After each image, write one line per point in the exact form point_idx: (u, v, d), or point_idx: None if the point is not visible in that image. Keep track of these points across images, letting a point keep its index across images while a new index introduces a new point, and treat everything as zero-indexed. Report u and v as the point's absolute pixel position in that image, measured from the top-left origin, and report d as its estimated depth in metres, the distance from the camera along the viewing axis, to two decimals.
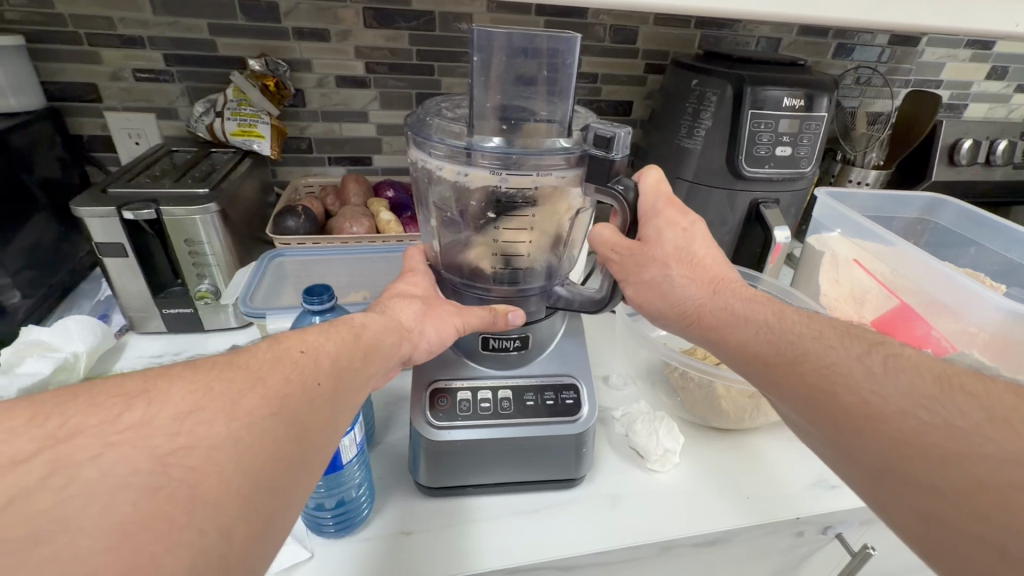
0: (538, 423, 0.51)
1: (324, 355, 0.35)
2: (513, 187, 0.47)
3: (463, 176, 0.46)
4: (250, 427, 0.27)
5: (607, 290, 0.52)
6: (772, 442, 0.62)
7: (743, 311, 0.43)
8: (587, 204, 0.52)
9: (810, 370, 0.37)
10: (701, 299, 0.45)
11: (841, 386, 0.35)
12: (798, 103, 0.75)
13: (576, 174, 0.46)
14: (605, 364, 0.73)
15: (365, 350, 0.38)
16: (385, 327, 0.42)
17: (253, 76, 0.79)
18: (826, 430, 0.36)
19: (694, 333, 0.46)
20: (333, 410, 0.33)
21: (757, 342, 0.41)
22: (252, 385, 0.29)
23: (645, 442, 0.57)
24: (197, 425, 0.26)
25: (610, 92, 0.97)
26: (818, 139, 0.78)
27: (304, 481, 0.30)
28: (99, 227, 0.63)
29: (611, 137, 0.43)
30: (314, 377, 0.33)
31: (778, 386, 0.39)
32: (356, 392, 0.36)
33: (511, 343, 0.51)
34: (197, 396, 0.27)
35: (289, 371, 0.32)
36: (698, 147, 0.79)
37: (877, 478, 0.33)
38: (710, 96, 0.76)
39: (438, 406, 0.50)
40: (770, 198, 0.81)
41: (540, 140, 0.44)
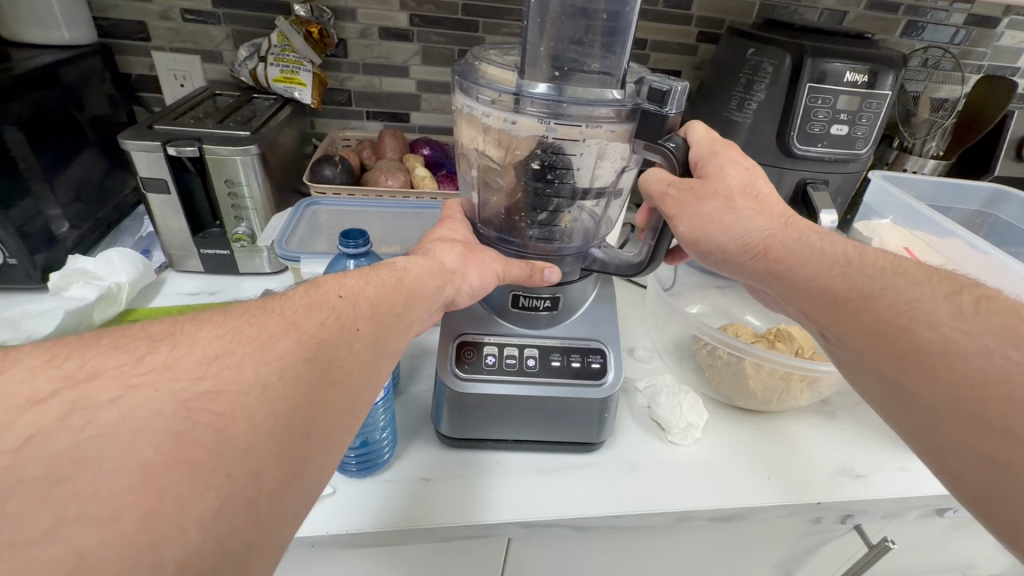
0: (563, 383, 0.50)
1: (365, 300, 0.35)
2: (561, 138, 0.45)
3: (509, 123, 0.45)
4: (282, 368, 0.28)
5: (645, 255, 0.51)
6: (798, 428, 0.61)
7: (818, 249, 0.42)
8: (636, 159, 0.50)
9: (884, 306, 0.37)
10: (769, 231, 0.44)
11: (920, 323, 0.35)
12: (860, 78, 0.71)
13: (625, 130, 0.45)
14: (631, 336, 0.72)
15: (408, 302, 0.38)
16: (422, 274, 0.41)
17: (297, 23, 0.78)
18: (891, 369, 0.36)
19: (755, 269, 0.44)
20: (370, 360, 0.33)
21: (831, 277, 0.40)
22: (285, 329, 0.30)
23: (668, 414, 0.57)
24: (231, 367, 0.27)
25: (658, 61, 0.93)
26: (878, 120, 0.74)
27: (341, 427, 0.30)
28: (144, 162, 0.64)
29: (666, 91, 0.41)
30: (348, 322, 0.33)
31: (844, 324, 0.39)
32: (396, 339, 0.36)
33: (541, 303, 0.51)
34: (230, 340, 0.28)
35: (324, 318, 0.32)
36: (749, 121, 0.75)
37: (939, 419, 0.33)
38: (766, 66, 0.73)
39: (463, 359, 0.50)
40: (818, 179, 0.77)
41: (591, 90, 0.42)
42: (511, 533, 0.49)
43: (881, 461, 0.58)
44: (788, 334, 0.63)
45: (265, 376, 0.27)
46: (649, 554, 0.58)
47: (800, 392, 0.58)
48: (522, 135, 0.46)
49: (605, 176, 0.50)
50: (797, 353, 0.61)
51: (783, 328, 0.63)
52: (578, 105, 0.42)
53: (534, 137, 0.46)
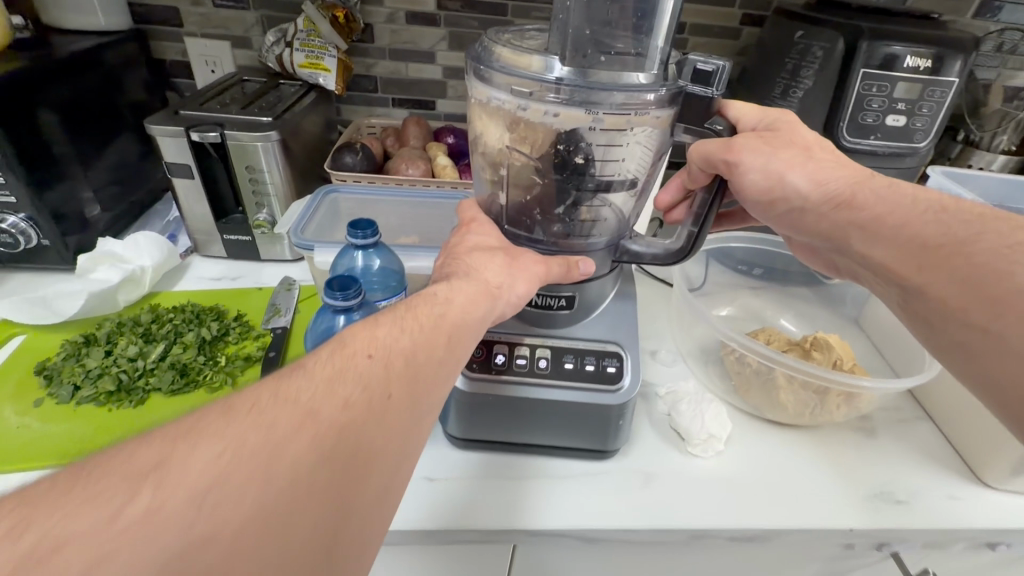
0: (576, 387, 0.48)
1: (393, 353, 0.33)
2: (608, 129, 0.44)
3: (551, 117, 0.43)
4: (310, 452, 0.27)
5: (684, 243, 0.50)
6: (832, 445, 0.57)
7: (906, 198, 0.38)
8: (666, 142, 0.48)
9: (980, 251, 0.33)
10: (855, 180, 0.41)
11: (1023, 266, 0.31)
12: (922, 63, 0.64)
13: (668, 115, 0.44)
14: (654, 338, 0.68)
15: (443, 355, 0.36)
16: (448, 323, 0.38)
17: (324, 7, 0.77)
18: (976, 313, 0.32)
19: (833, 220, 0.40)
20: (402, 422, 0.32)
21: (922, 224, 0.36)
22: (308, 402, 0.28)
23: (688, 424, 0.54)
24: (257, 455, 0.25)
25: (697, 45, 0.88)
26: (942, 109, 0.67)
27: (379, 492, 0.30)
28: (171, 147, 0.64)
29: (712, 73, 0.42)
30: (375, 388, 0.31)
31: (928, 272, 0.34)
32: (431, 392, 0.34)
33: (556, 302, 0.48)
34: (249, 420, 0.27)
35: (351, 384, 0.30)
36: (794, 110, 0.70)
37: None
38: (815, 50, 0.67)
39: (472, 357, 0.48)
40: (869, 174, 0.71)
41: (614, 74, 0.41)
42: (514, 539, 0.47)
43: (925, 487, 0.53)
44: (825, 343, 0.58)
45: (293, 462, 0.26)
46: (662, 568, 0.55)
47: (835, 407, 0.54)
48: (566, 128, 0.44)
49: (638, 164, 0.49)
50: (834, 364, 0.56)
51: (820, 336, 0.58)
52: (630, 91, 0.40)
53: (576, 130, 0.44)
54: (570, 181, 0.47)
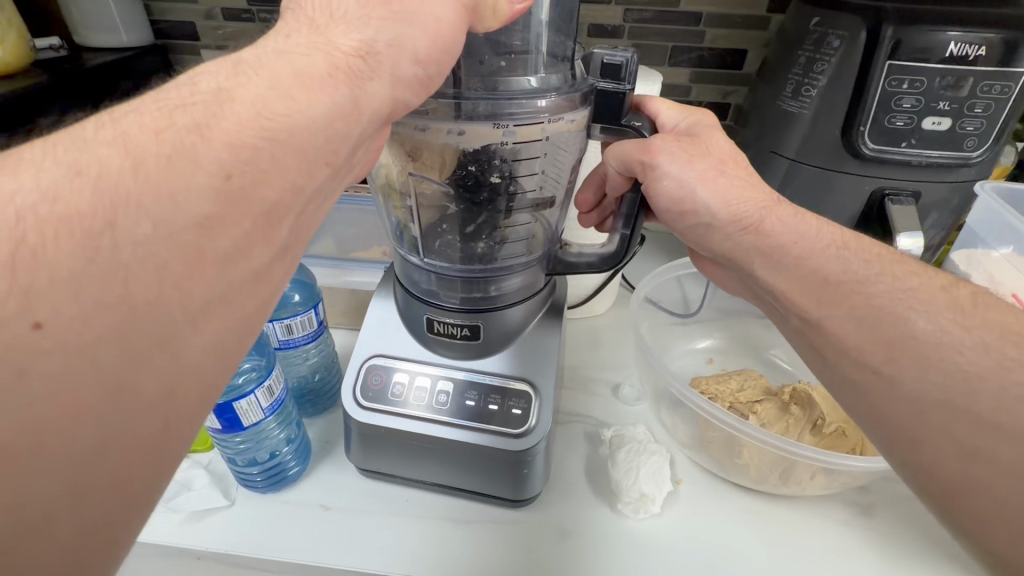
0: (474, 428, 0.43)
1: (349, 101, 0.27)
2: (522, 141, 0.38)
3: (456, 135, 0.37)
4: (228, 212, 0.23)
5: (617, 245, 0.44)
6: (808, 519, 0.47)
7: (810, 229, 0.37)
8: (585, 143, 0.43)
9: (878, 293, 0.32)
10: (765, 202, 0.38)
11: (914, 312, 0.31)
12: (974, 50, 0.51)
13: (585, 116, 0.38)
14: (621, 369, 0.61)
15: (428, 35, 0.30)
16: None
17: None
18: (873, 355, 0.31)
19: (740, 242, 0.37)
20: (351, 59, 0.28)
21: (824, 256, 0.35)
22: (231, 136, 0.23)
23: (620, 478, 0.47)
24: (174, 201, 0.22)
25: (715, 38, 0.77)
26: (1004, 108, 0.53)
27: (323, 150, 0.26)
28: None
29: (621, 65, 0.36)
30: (322, 63, 0.27)
31: (827, 304, 0.33)
32: (292, 182, 0.25)
33: (459, 331, 0.44)
34: (164, 146, 0.22)
35: (289, 89, 0.25)
36: (808, 112, 0.58)
37: (919, 412, 0.29)
38: (831, 40, 0.55)
39: (370, 385, 0.46)
40: (905, 189, 0.58)
41: (513, 87, 0.36)
42: None
43: None
44: (807, 397, 0.48)
45: (208, 218, 0.22)
46: None
47: (803, 475, 0.45)
48: (475, 146, 0.38)
49: (559, 170, 0.43)
50: (813, 424, 0.47)
51: (801, 388, 0.48)
52: (534, 95, 0.35)
53: (489, 145, 0.38)
54: (491, 199, 0.42)
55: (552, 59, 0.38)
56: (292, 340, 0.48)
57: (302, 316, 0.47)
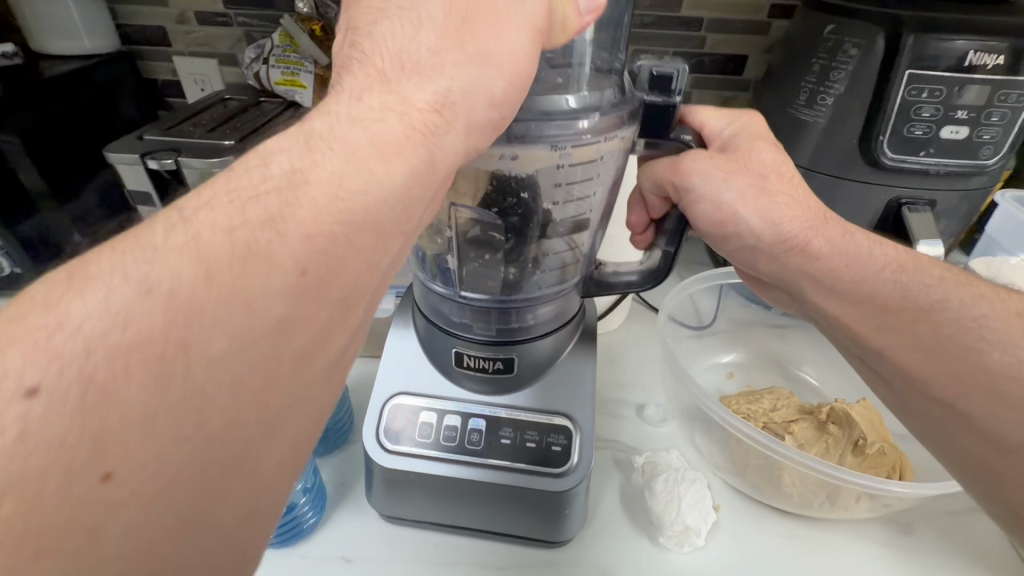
0: (511, 469, 0.40)
1: (427, 162, 0.25)
2: (575, 162, 0.36)
3: (508, 160, 0.35)
4: (304, 309, 0.22)
5: (658, 259, 0.42)
6: (851, 543, 0.45)
7: (863, 251, 0.37)
8: (623, 164, 0.41)
9: (946, 321, 0.33)
10: (813, 220, 0.38)
11: (987, 342, 0.32)
12: (991, 60, 0.51)
13: (632, 133, 0.36)
14: (644, 388, 0.59)
15: (506, 77, 0.27)
16: (494, 12, 0.27)
17: (301, 20, 0.72)
18: (940, 388, 0.33)
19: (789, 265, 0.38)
20: (428, 116, 0.25)
21: (882, 282, 0.35)
22: (307, 228, 0.22)
23: (661, 510, 0.44)
24: (251, 310, 0.21)
25: (717, 43, 0.76)
26: (1017, 116, 0.53)
27: (397, 221, 0.25)
28: (130, 174, 0.62)
29: (671, 76, 0.34)
30: (399, 123, 0.24)
31: (888, 334, 0.35)
32: (369, 265, 0.24)
33: (492, 364, 0.41)
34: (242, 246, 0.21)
35: (365, 162, 0.23)
36: (823, 120, 0.57)
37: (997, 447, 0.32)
38: (848, 48, 0.54)
39: (394, 426, 0.42)
40: (919, 197, 0.58)
41: (553, 106, 0.33)
42: None
43: None
44: (846, 416, 0.47)
45: (282, 320, 0.21)
46: None
47: (849, 500, 0.43)
48: (521, 172, 0.36)
49: (598, 192, 0.41)
50: (854, 445, 0.46)
51: (839, 407, 0.47)
52: (575, 117, 0.33)
53: (536, 170, 0.36)
54: (533, 224, 0.39)
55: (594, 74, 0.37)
56: None
57: None
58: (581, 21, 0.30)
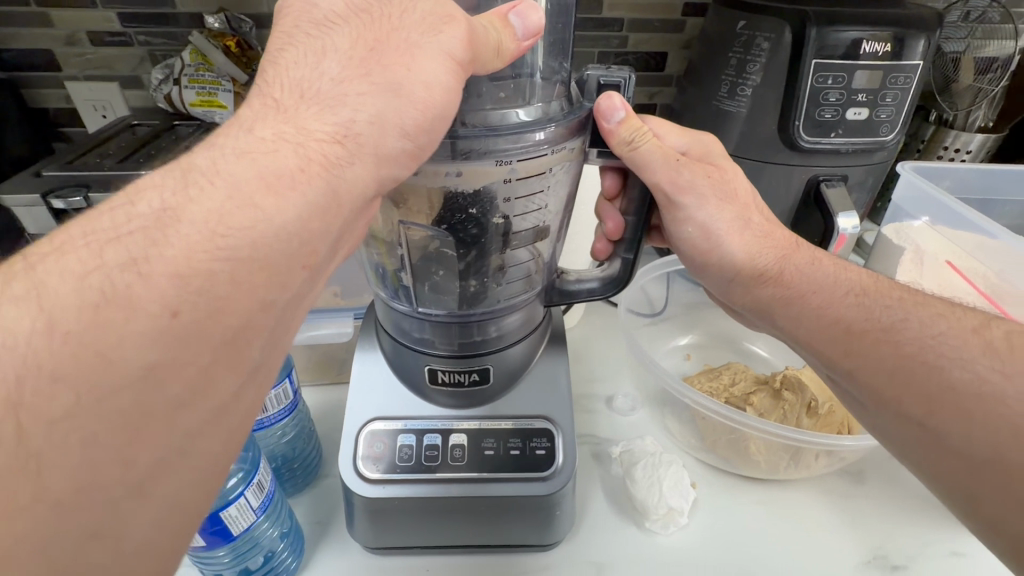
0: (499, 478, 0.40)
1: (327, 196, 0.26)
2: (522, 175, 0.36)
3: (454, 177, 0.34)
4: (184, 352, 0.21)
5: (619, 268, 0.44)
6: (816, 498, 0.49)
7: (829, 277, 0.40)
8: (577, 172, 0.41)
9: (910, 339, 0.34)
10: (783, 250, 0.41)
11: (948, 361, 0.32)
12: (881, 48, 0.56)
13: (580, 141, 0.37)
14: (611, 380, 0.60)
15: (418, 107, 0.28)
16: (404, 43, 0.28)
17: (213, 36, 0.68)
18: (914, 408, 0.33)
19: (763, 294, 0.41)
20: (327, 146, 0.26)
21: (845, 306, 0.37)
22: (179, 264, 0.21)
23: (644, 496, 0.46)
24: (110, 359, 0.20)
25: (639, 42, 0.80)
26: (906, 97, 0.60)
27: (289, 255, 0.25)
28: (29, 217, 0.56)
29: (616, 85, 0.36)
30: (296, 164, 0.25)
31: (855, 356, 0.36)
32: (259, 299, 0.24)
33: (467, 377, 0.41)
34: (209, 301, 0.22)
35: (250, 195, 0.24)
36: (745, 110, 0.61)
37: (970, 466, 0.30)
38: (760, 42, 0.59)
39: (373, 454, 0.40)
40: (834, 174, 0.64)
41: (498, 119, 0.33)
42: None
43: (922, 543, 0.46)
44: (797, 381, 0.51)
45: (153, 366, 0.21)
46: None
47: (811, 460, 0.47)
48: (471, 187, 0.35)
49: (556, 199, 0.41)
50: (809, 407, 0.49)
51: (790, 374, 0.51)
52: (532, 129, 0.33)
53: (489, 184, 0.36)
54: (490, 236, 0.39)
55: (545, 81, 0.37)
56: (268, 418, 0.42)
57: (278, 389, 0.41)
58: (519, 47, 0.33)
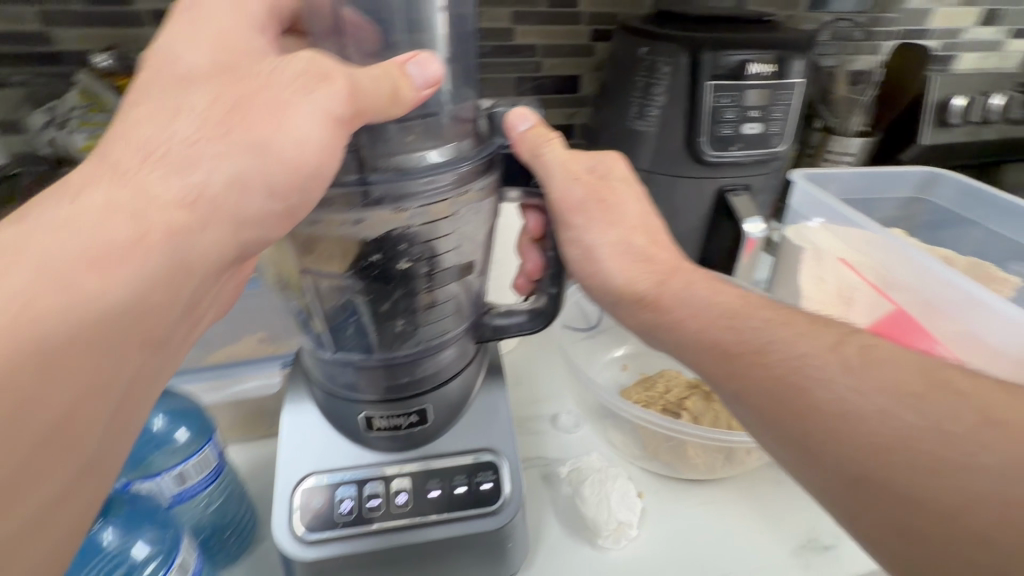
0: (445, 520, 0.39)
1: (171, 266, 0.27)
2: (427, 221, 0.37)
3: (352, 225, 0.35)
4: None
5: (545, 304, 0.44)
6: (751, 492, 0.52)
7: (704, 299, 0.38)
8: (494, 211, 0.42)
9: (777, 362, 0.32)
10: (662, 273, 0.40)
11: (814, 381, 0.30)
12: (766, 69, 0.62)
13: (491, 180, 0.37)
14: (552, 399, 0.61)
15: (285, 166, 0.30)
16: (271, 100, 0.30)
17: (101, 75, 0.63)
18: (792, 433, 0.31)
19: (642, 319, 0.39)
20: (172, 213, 0.27)
21: (719, 329, 0.35)
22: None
23: (594, 514, 0.46)
24: None
25: (552, 66, 0.83)
26: (792, 112, 0.66)
27: (124, 333, 0.26)
28: None
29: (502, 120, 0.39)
30: (131, 232, 0.25)
31: (735, 379, 0.34)
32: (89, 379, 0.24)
33: (405, 420, 0.40)
34: (27, 390, 0.22)
35: (75, 277, 0.24)
36: (654, 129, 0.65)
37: (846, 486, 0.29)
38: (661, 66, 0.63)
39: (310, 513, 0.38)
40: (739, 183, 0.69)
41: (414, 162, 0.33)
42: None
43: None
44: None
45: None
46: None
47: (743, 456, 0.50)
48: (376, 234, 0.36)
49: (471, 237, 0.42)
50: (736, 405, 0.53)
51: None
52: (447, 169, 0.33)
53: (393, 231, 0.37)
54: (399, 282, 0.40)
55: (455, 119, 0.37)
56: (188, 489, 0.38)
57: (197, 456, 0.38)
58: (418, 96, 0.34)
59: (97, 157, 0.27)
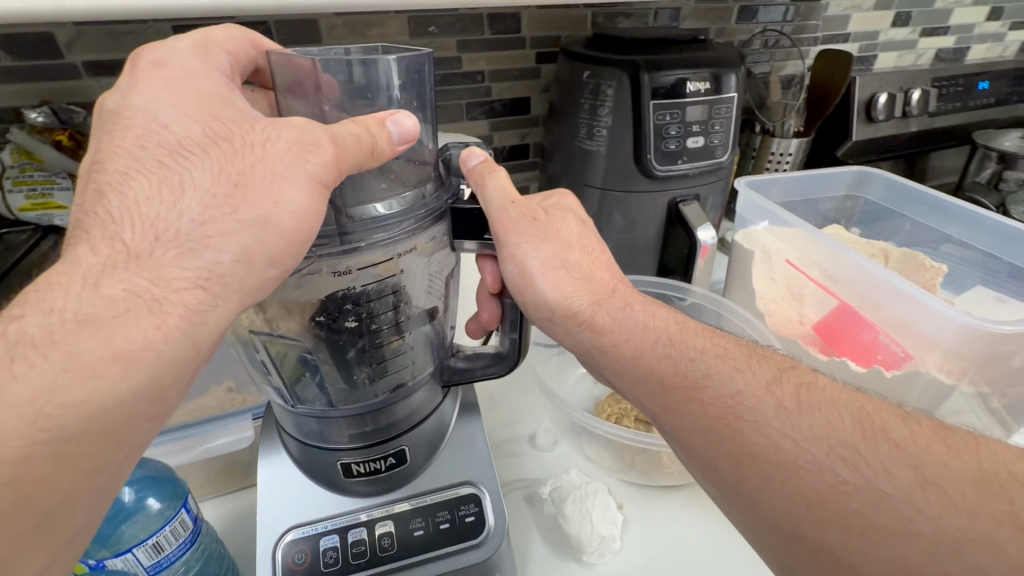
0: (431, 558, 0.39)
1: (183, 345, 0.28)
2: (377, 278, 0.38)
3: (294, 287, 0.36)
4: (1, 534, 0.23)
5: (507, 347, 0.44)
6: None
7: (637, 325, 0.39)
8: (450, 262, 0.43)
9: (711, 399, 0.34)
10: (599, 294, 0.42)
11: (747, 424, 0.32)
12: (703, 86, 0.66)
13: (441, 229, 0.39)
14: (529, 420, 0.62)
15: (283, 236, 0.31)
16: (270, 175, 0.31)
17: (37, 131, 0.60)
18: (730, 476, 0.32)
19: (580, 338, 0.41)
20: (188, 293, 0.28)
21: (656, 357, 0.37)
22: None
23: (577, 531, 0.47)
24: None
25: (502, 90, 0.84)
26: (731, 124, 0.69)
27: (131, 418, 0.27)
28: None
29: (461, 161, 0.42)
30: (122, 325, 0.26)
31: (676, 415, 0.35)
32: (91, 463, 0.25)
33: (383, 463, 0.40)
34: (30, 485, 0.23)
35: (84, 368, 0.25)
36: (604, 147, 0.68)
37: (784, 539, 0.30)
38: (605, 88, 0.65)
39: (295, 567, 0.38)
40: (689, 194, 0.72)
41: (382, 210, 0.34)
42: None
43: None
44: None
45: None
46: None
47: None
48: (326, 290, 0.37)
49: (425, 286, 0.42)
50: None
51: None
52: (408, 218, 0.34)
53: (336, 291, 0.38)
54: (349, 340, 0.40)
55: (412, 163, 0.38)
56: (165, 558, 0.37)
57: (173, 523, 0.38)
58: (396, 151, 0.35)
59: (109, 241, 0.28)
